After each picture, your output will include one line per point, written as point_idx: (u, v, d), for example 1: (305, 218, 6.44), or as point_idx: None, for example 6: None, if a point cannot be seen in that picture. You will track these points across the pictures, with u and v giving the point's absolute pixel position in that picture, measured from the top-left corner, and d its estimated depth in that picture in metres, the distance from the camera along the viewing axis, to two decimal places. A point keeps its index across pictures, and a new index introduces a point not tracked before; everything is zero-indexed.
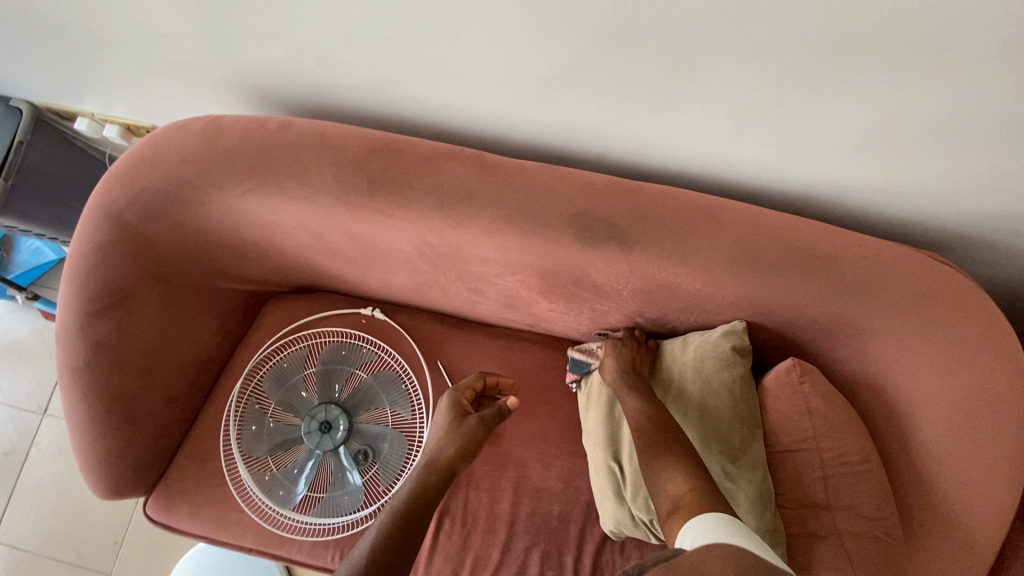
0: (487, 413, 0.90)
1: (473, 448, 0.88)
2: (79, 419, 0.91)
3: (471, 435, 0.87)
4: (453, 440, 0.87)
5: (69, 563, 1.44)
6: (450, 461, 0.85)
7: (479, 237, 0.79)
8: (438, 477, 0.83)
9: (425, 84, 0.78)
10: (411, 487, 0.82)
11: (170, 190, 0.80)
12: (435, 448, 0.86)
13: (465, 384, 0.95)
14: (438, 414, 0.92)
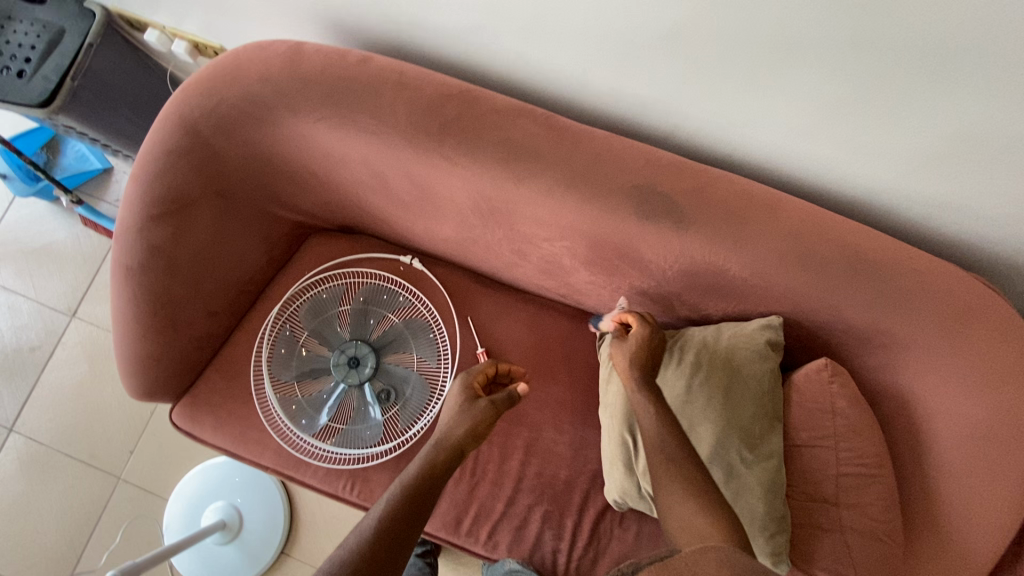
0: (499, 397, 0.86)
1: (481, 431, 0.84)
2: (126, 316, 0.94)
3: (482, 418, 0.84)
4: (464, 422, 0.83)
5: (82, 460, 1.50)
6: (459, 442, 0.82)
7: (537, 196, 0.80)
8: (448, 456, 0.81)
9: (509, 38, 0.78)
10: (420, 464, 0.81)
11: (246, 109, 0.81)
12: (445, 429, 0.83)
13: (477, 368, 0.92)
14: (450, 395, 0.89)
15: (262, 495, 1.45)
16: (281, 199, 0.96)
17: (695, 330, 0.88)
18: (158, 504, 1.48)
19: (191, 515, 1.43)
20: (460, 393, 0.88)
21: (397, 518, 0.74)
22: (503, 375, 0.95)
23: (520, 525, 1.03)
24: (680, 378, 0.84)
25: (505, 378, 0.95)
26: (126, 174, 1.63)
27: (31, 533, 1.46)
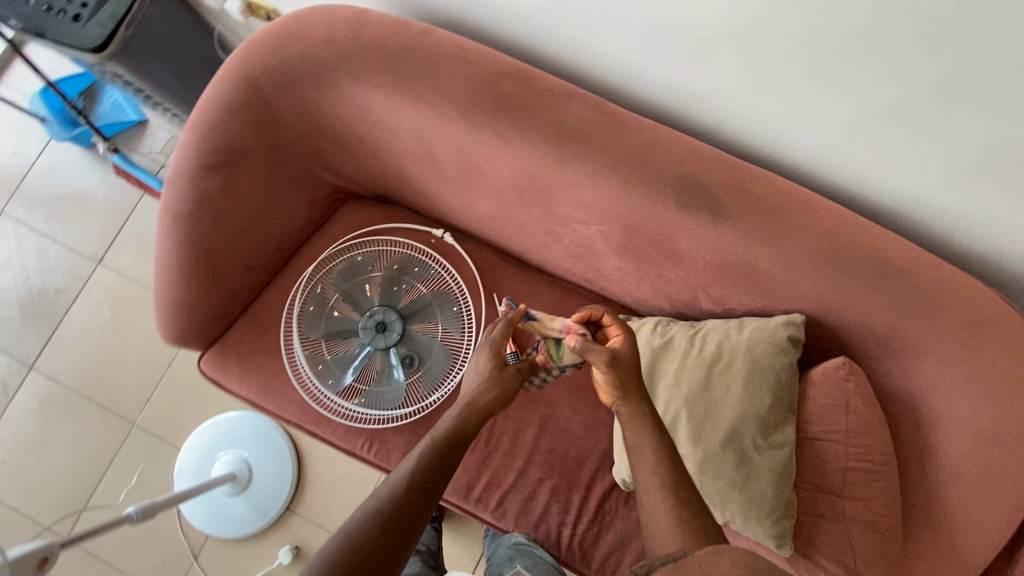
0: (524, 365, 0.93)
1: (508, 395, 0.90)
2: (168, 262, 0.97)
3: (509, 386, 0.90)
4: (493, 389, 0.88)
5: (98, 403, 1.53)
6: (488, 404, 0.87)
7: (581, 178, 0.83)
8: (477, 417, 0.86)
9: (568, 22, 0.81)
10: (450, 423, 0.85)
11: (306, 70, 0.84)
12: (473, 392, 0.87)
13: (501, 326, 0.92)
14: (477, 358, 0.92)
15: (273, 452, 1.49)
16: (327, 161, 0.99)
17: (716, 322, 0.91)
18: (169, 452, 1.51)
19: (202, 465, 1.47)
20: (487, 359, 0.91)
21: (427, 473, 0.80)
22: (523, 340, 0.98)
23: (528, 496, 1.08)
24: (699, 366, 0.88)
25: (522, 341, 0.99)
26: (161, 127, 1.65)
27: (46, 468, 1.50)
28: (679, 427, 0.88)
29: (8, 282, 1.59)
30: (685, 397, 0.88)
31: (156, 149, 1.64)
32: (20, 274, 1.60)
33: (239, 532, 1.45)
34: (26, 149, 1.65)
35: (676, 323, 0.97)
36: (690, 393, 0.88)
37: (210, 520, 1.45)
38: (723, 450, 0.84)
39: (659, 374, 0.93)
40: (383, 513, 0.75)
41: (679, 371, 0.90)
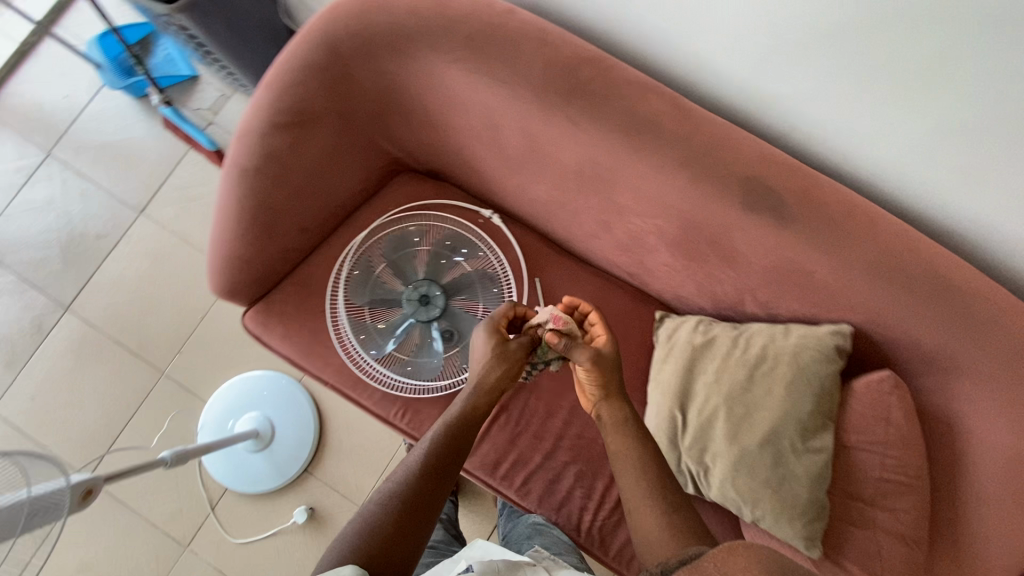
0: (525, 339, 0.96)
1: (514, 370, 0.95)
2: (229, 216, 0.99)
3: (515, 359, 0.95)
4: (500, 365, 0.94)
5: (130, 350, 1.56)
6: (496, 384, 0.93)
7: (648, 171, 0.84)
8: (488, 397, 0.93)
9: (653, 14, 0.81)
10: (463, 406, 0.92)
11: (388, 38, 0.85)
12: (482, 372, 0.93)
13: (499, 312, 0.98)
14: (476, 337, 0.96)
15: (296, 414, 1.52)
16: (391, 130, 1.01)
17: (761, 325, 0.93)
18: (194, 405, 1.54)
19: (225, 420, 1.50)
20: (487, 337, 0.95)
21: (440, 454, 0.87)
22: (519, 317, 1.01)
23: (553, 478, 1.10)
24: (742, 367, 0.91)
25: (519, 320, 1.02)
26: (211, 85, 1.67)
27: (74, 408, 1.53)
28: (717, 424, 0.90)
29: (50, 224, 1.62)
30: (725, 396, 0.90)
31: (205, 106, 1.66)
32: (62, 216, 1.62)
33: (257, 488, 1.48)
34: (78, 94, 1.67)
35: (718, 323, 0.99)
36: (730, 392, 0.90)
37: (230, 473, 1.49)
38: (760, 449, 0.86)
39: (699, 371, 0.95)
40: (401, 493, 0.81)
41: (721, 370, 0.92)
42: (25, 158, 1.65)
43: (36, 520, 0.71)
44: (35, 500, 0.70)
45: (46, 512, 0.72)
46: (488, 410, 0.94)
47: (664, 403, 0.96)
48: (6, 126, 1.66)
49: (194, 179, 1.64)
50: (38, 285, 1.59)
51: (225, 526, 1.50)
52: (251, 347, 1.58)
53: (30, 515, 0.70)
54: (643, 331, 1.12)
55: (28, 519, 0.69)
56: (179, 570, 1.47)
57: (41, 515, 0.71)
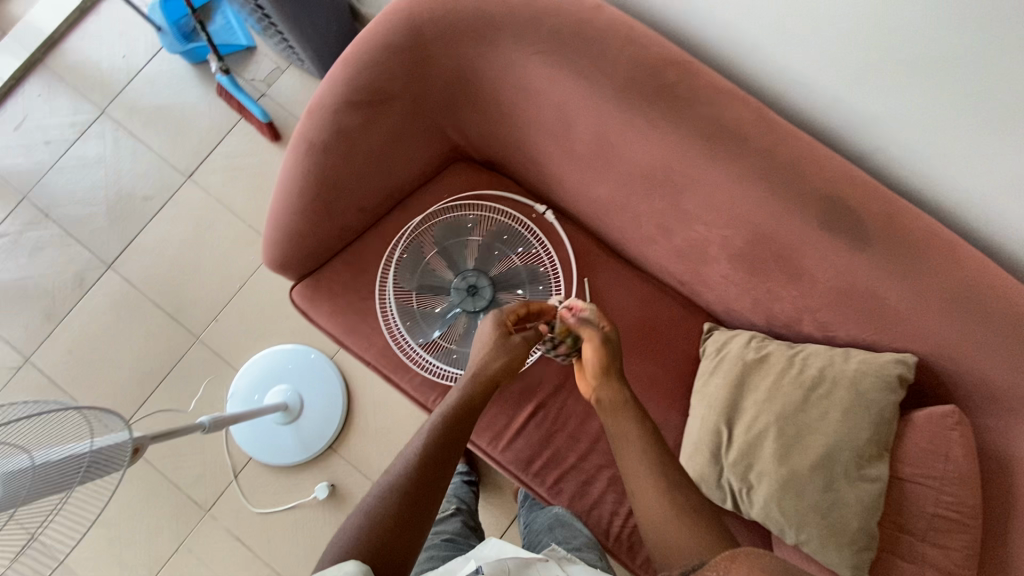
0: (530, 334, 0.97)
1: (515, 363, 0.96)
2: (291, 189, 0.99)
3: (517, 352, 0.95)
4: (500, 358, 0.94)
5: (167, 313, 1.58)
6: (495, 375, 0.94)
7: (724, 181, 0.83)
8: (484, 388, 0.94)
9: (745, 23, 0.80)
10: (460, 396, 0.92)
11: (473, 26, 0.85)
12: (482, 362, 0.94)
13: (510, 308, 0.97)
14: (483, 330, 0.98)
15: (326, 391, 1.53)
16: (459, 117, 1.00)
17: (818, 347, 0.92)
18: (226, 373, 1.55)
19: (256, 390, 1.51)
20: (492, 329, 0.96)
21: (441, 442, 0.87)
22: (533, 314, 0.98)
23: (586, 480, 1.09)
24: (797, 387, 0.89)
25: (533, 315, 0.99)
26: (267, 57, 1.68)
27: (109, 365, 1.55)
28: (766, 443, 0.89)
29: (98, 180, 1.63)
30: (777, 415, 0.89)
31: (259, 77, 1.67)
32: (111, 174, 1.63)
33: (282, 460, 1.50)
34: (136, 55, 1.69)
35: (773, 341, 0.98)
36: (783, 411, 0.89)
37: (257, 444, 1.50)
38: (811, 473, 0.85)
39: (749, 387, 0.94)
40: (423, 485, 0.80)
41: (774, 388, 0.91)
42: (79, 113, 1.66)
43: (94, 472, 0.70)
44: (98, 452, 0.70)
45: (106, 467, 0.72)
46: (485, 401, 0.94)
47: (710, 416, 0.95)
48: (64, 81, 1.68)
49: (242, 149, 1.65)
50: (82, 240, 1.60)
51: (247, 495, 1.51)
52: (285, 321, 1.58)
53: (91, 466, 0.69)
54: (689, 341, 1.10)
55: (88, 470, 0.69)
56: (198, 533, 1.49)
57: (101, 468, 0.71)
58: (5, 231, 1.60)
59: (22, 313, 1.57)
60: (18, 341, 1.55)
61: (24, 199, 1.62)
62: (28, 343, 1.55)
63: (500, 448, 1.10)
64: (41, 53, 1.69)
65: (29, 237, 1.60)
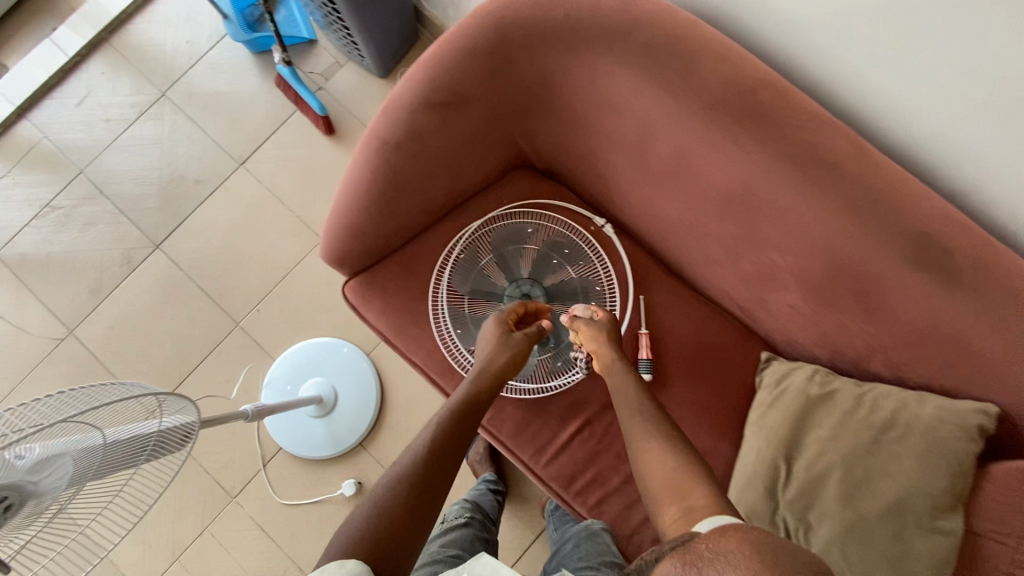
0: (532, 331, 0.99)
1: (519, 359, 0.97)
2: (358, 184, 0.99)
3: (519, 348, 0.97)
4: (503, 352, 0.95)
5: (210, 297, 1.59)
6: (501, 369, 0.94)
7: (808, 210, 0.81)
8: (491, 383, 0.94)
9: (845, 49, 0.78)
10: (466, 390, 0.92)
11: (560, 33, 0.84)
12: (487, 357, 0.95)
13: (509, 308, 1.01)
14: (486, 330, 0.99)
15: (359, 386, 1.52)
16: (530, 123, 1.00)
17: (890, 388, 0.88)
18: (263, 360, 1.56)
19: (291, 381, 1.51)
20: (495, 327, 0.99)
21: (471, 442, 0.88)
22: (530, 314, 1.03)
23: (629, 503, 1.05)
24: (866, 429, 0.86)
25: (531, 317, 1.05)
26: (326, 51, 1.70)
27: (149, 344, 1.56)
28: (829, 483, 0.86)
29: (154, 161, 1.66)
30: (843, 456, 0.86)
31: (317, 70, 1.69)
32: (166, 156, 1.66)
33: (311, 453, 1.49)
34: (199, 41, 1.71)
35: (839, 377, 0.94)
36: (850, 452, 0.86)
37: (288, 435, 1.50)
38: (878, 519, 0.82)
39: (813, 423, 0.91)
40: None
41: (840, 427, 0.88)
42: (140, 94, 1.69)
43: (158, 451, 0.71)
44: (164, 431, 0.70)
45: (170, 446, 0.73)
46: (491, 397, 0.93)
47: (767, 449, 0.93)
48: (127, 61, 1.71)
49: (295, 140, 1.66)
50: (132, 218, 1.62)
51: (274, 485, 1.51)
52: (324, 314, 1.58)
53: (156, 444, 0.70)
54: (745, 370, 1.07)
55: (153, 448, 0.70)
56: (223, 519, 1.49)
57: (164, 447, 0.72)
58: (59, 205, 1.63)
59: (70, 286, 1.59)
60: (63, 313, 1.57)
61: (80, 174, 1.65)
62: (72, 316, 1.57)
63: (542, 461, 1.06)
64: (107, 33, 1.72)
65: (82, 212, 1.63)
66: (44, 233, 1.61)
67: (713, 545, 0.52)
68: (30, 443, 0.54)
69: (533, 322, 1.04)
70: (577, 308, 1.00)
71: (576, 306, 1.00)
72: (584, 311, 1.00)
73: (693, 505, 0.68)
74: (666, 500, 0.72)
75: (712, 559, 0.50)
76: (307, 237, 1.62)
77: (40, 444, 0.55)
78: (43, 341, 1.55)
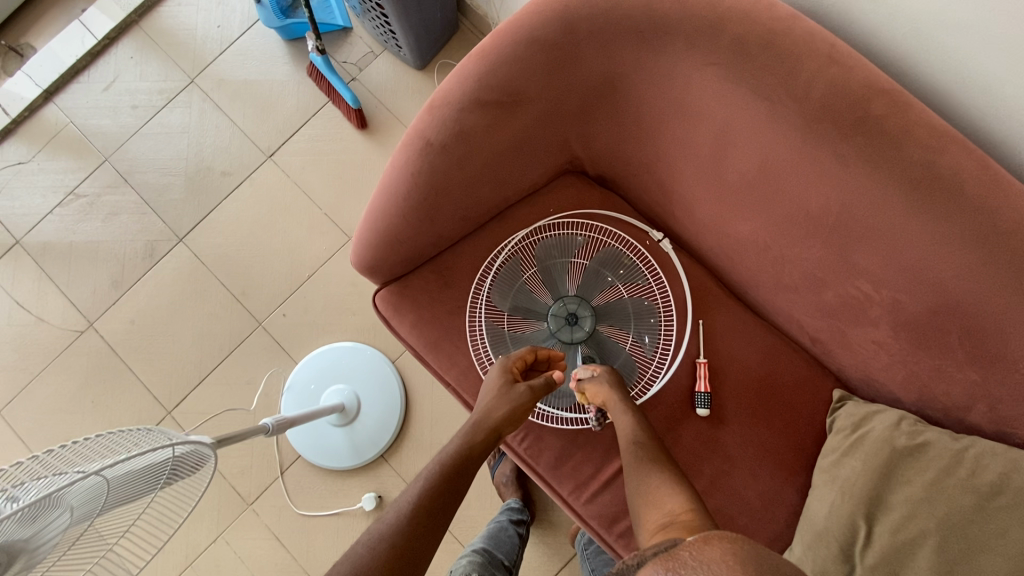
0: (537, 383, 0.88)
1: (519, 413, 0.87)
2: (396, 187, 0.91)
3: (520, 402, 0.86)
4: (499, 406, 0.86)
5: (232, 295, 1.52)
6: (496, 425, 0.85)
7: (913, 237, 0.72)
8: (485, 437, 0.85)
9: (974, 50, 0.66)
10: (457, 444, 0.85)
11: (639, 32, 0.78)
12: (483, 409, 0.86)
13: (517, 354, 0.91)
14: (488, 377, 0.91)
15: (382, 396, 1.44)
16: (588, 127, 0.92)
17: (995, 445, 0.76)
18: (285, 364, 1.49)
19: (314, 381, 1.44)
20: (498, 376, 0.89)
21: None
22: (541, 362, 0.93)
23: None
24: (967, 492, 0.75)
25: (543, 365, 0.94)
26: (361, 40, 1.62)
27: (168, 340, 1.50)
28: (920, 552, 0.76)
29: (180, 151, 1.59)
30: (939, 521, 0.75)
31: (351, 60, 1.61)
32: (192, 146, 1.59)
33: (331, 463, 1.42)
34: (230, 26, 1.65)
35: (931, 427, 0.83)
36: (947, 518, 0.75)
37: (308, 443, 1.43)
38: None
39: (899, 479, 0.81)
40: None
41: (934, 487, 0.77)
42: (168, 81, 1.63)
43: (175, 476, 0.64)
44: (180, 456, 0.62)
45: (187, 468, 0.65)
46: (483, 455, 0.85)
47: (845, 504, 0.82)
48: (156, 46, 1.64)
49: (325, 133, 1.58)
50: (156, 210, 1.57)
51: (291, 493, 1.44)
52: (348, 316, 1.51)
53: (172, 471, 0.63)
54: (814, 409, 0.95)
55: (170, 474, 0.63)
56: (238, 527, 1.43)
57: (179, 475, 0.64)
58: (84, 192, 1.58)
59: (91, 277, 1.54)
60: (84, 305, 1.53)
61: (105, 161, 1.59)
62: (93, 309, 1.52)
63: (583, 498, 0.96)
64: (137, 15, 1.66)
65: (106, 201, 1.57)
66: (68, 222, 1.56)
67: (696, 553, 0.45)
68: (9, 520, 0.45)
69: (545, 371, 0.94)
70: (577, 369, 0.92)
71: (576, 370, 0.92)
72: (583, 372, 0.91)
73: (670, 519, 0.67)
74: (650, 513, 0.72)
75: (695, 568, 0.43)
76: (333, 235, 1.54)
77: (26, 512, 0.46)
78: (63, 333, 1.51)
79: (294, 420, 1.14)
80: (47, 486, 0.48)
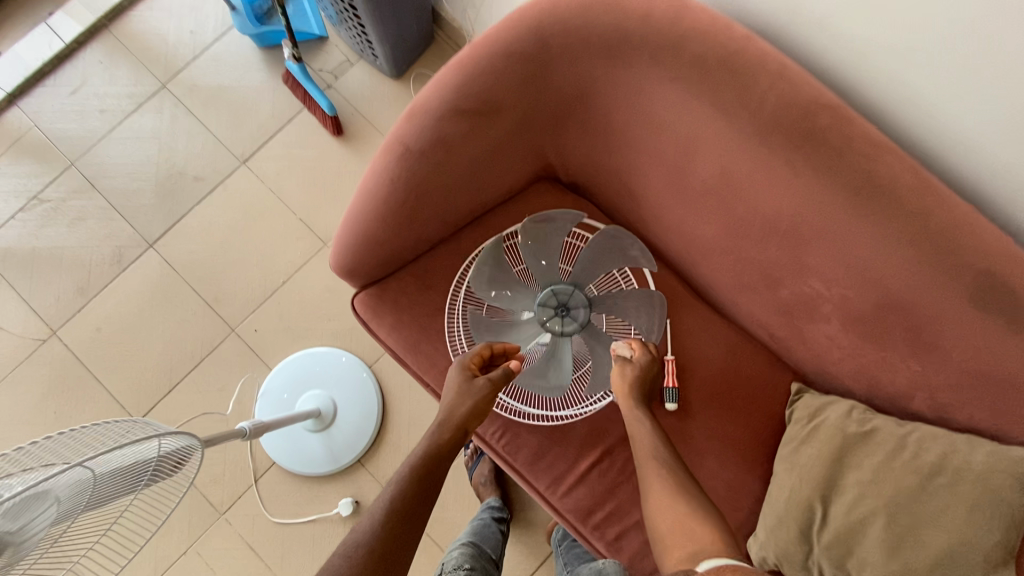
0: (495, 375, 0.90)
1: (483, 407, 0.89)
2: (375, 192, 0.94)
3: (480, 396, 0.88)
4: (462, 403, 0.88)
5: (205, 301, 1.50)
6: (462, 420, 0.88)
7: (855, 237, 0.79)
8: (454, 435, 0.88)
9: (904, 70, 0.74)
10: (435, 440, 0.87)
11: (606, 47, 0.83)
12: (448, 408, 0.89)
13: (472, 350, 0.94)
14: (448, 377, 0.93)
15: (360, 405, 1.45)
16: (560, 135, 0.97)
17: (934, 430, 0.83)
18: (259, 370, 1.48)
19: (288, 390, 1.44)
20: (457, 375, 0.91)
21: None
22: (498, 355, 0.96)
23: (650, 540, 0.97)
24: (911, 472, 0.81)
25: (500, 358, 0.97)
26: (337, 48, 1.64)
27: (137, 348, 1.47)
28: (871, 531, 0.82)
29: (151, 156, 1.58)
30: (886, 501, 0.82)
31: (327, 68, 1.63)
32: (164, 151, 1.58)
33: (308, 469, 1.41)
34: (203, 32, 1.64)
35: (878, 415, 0.89)
36: (893, 498, 0.81)
37: (283, 450, 1.42)
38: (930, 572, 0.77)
39: (851, 463, 0.87)
40: None
41: (881, 470, 0.83)
42: (139, 85, 1.61)
43: (157, 476, 0.64)
44: (164, 453, 0.63)
45: (169, 467, 0.65)
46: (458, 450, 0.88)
47: (802, 488, 0.88)
48: (126, 50, 1.62)
49: (301, 140, 1.59)
50: (125, 215, 1.54)
51: (266, 503, 1.42)
52: (323, 322, 1.51)
53: (155, 469, 0.63)
54: (774, 401, 1.01)
55: (152, 472, 0.63)
56: (210, 537, 1.40)
57: (161, 475, 0.64)
58: (48, 197, 1.54)
59: (55, 284, 1.50)
60: (47, 312, 1.48)
61: (71, 165, 1.56)
62: (57, 316, 1.48)
63: (559, 492, 0.99)
64: (107, 20, 1.64)
65: (72, 206, 1.54)
66: (30, 227, 1.52)
67: None
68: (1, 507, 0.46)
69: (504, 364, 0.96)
70: (619, 345, 0.95)
71: (616, 344, 0.95)
72: (625, 350, 0.94)
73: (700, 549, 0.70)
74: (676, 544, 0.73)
75: None
76: (308, 241, 1.54)
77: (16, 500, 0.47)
78: (24, 342, 1.46)
79: (270, 424, 1.14)
80: (30, 480, 0.48)
